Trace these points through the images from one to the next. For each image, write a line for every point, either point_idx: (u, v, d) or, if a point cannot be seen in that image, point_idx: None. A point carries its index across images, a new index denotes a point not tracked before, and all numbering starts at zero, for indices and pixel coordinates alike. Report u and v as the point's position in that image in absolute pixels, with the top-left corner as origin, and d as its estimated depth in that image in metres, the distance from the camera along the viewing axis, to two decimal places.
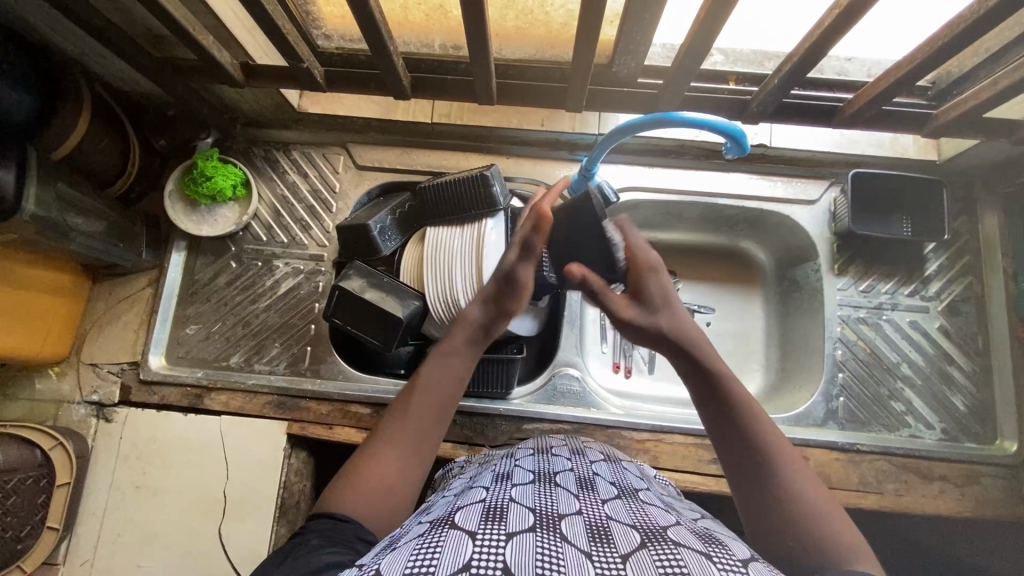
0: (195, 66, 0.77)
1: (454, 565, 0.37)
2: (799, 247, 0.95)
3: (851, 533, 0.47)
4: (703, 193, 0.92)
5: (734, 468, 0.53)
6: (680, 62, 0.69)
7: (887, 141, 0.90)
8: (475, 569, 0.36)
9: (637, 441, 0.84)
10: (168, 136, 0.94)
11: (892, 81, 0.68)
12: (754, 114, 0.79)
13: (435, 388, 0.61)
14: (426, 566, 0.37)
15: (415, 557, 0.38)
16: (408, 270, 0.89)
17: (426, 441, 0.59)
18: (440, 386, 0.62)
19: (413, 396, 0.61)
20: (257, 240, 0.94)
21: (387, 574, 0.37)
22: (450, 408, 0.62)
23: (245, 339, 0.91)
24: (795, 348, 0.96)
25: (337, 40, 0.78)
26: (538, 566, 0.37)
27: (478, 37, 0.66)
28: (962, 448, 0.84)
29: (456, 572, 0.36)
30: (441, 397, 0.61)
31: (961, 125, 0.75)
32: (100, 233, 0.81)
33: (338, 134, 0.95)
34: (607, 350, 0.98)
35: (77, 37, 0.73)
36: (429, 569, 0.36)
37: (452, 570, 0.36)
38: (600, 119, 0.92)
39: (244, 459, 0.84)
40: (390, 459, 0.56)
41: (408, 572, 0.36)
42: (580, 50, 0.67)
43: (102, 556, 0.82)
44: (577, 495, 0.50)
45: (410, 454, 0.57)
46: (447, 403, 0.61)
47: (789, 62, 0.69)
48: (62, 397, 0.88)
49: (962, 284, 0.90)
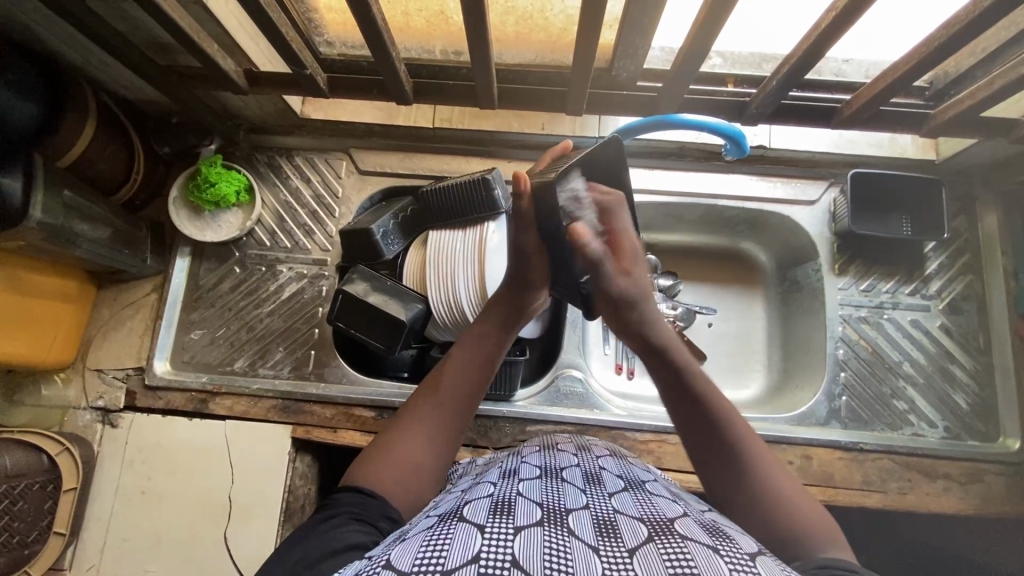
0: (200, 74, 0.78)
1: (463, 557, 0.37)
2: (800, 247, 0.95)
3: (821, 519, 0.49)
4: (704, 194, 0.92)
5: (706, 458, 0.54)
6: (679, 66, 0.70)
7: (886, 141, 0.91)
8: (484, 561, 0.37)
9: (641, 442, 0.85)
10: (172, 143, 0.92)
11: (889, 81, 0.69)
12: (753, 115, 0.80)
13: (466, 373, 0.62)
14: (435, 558, 0.37)
15: (424, 549, 0.39)
16: (411, 273, 0.90)
17: (454, 425, 0.59)
18: (468, 373, 0.61)
19: (444, 380, 0.61)
20: (260, 245, 0.95)
21: (396, 565, 0.37)
22: (478, 395, 0.62)
23: (249, 343, 0.91)
24: (796, 348, 0.96)
25: (340, 46, 0.79)
26: (547, 560, 0.37)
27: (479, 42, 0.66)
28: (964, 446, 0.84)
29: (465, 564, 0.36)
30: (470, 385, 0.61)
31: (960, 124, 0.75)
32: (106, 239, 0.82)
33: (341, 139, 0.96)
34: (609, 352, 0.98)
35: (84, 47, 0.74)
36: (438, 560, 0.37)
37: (460, 562, 0.37)
38: (600, 122, 0.93)
39: (249, 464, 0.84)
40: (420, 439, 0.57)
41: (417, 565, 0.36)
42: (580, 55, 0.68)
43: (107, 561, 0.82)
44: (583, 490, 0.51)
45: (434, 438, 0.57)
46: (477, 389, 0.62)
47: (787, 64, 0.70)
48: (68, 403, 0.89)
49: (963, 282, 0.90)
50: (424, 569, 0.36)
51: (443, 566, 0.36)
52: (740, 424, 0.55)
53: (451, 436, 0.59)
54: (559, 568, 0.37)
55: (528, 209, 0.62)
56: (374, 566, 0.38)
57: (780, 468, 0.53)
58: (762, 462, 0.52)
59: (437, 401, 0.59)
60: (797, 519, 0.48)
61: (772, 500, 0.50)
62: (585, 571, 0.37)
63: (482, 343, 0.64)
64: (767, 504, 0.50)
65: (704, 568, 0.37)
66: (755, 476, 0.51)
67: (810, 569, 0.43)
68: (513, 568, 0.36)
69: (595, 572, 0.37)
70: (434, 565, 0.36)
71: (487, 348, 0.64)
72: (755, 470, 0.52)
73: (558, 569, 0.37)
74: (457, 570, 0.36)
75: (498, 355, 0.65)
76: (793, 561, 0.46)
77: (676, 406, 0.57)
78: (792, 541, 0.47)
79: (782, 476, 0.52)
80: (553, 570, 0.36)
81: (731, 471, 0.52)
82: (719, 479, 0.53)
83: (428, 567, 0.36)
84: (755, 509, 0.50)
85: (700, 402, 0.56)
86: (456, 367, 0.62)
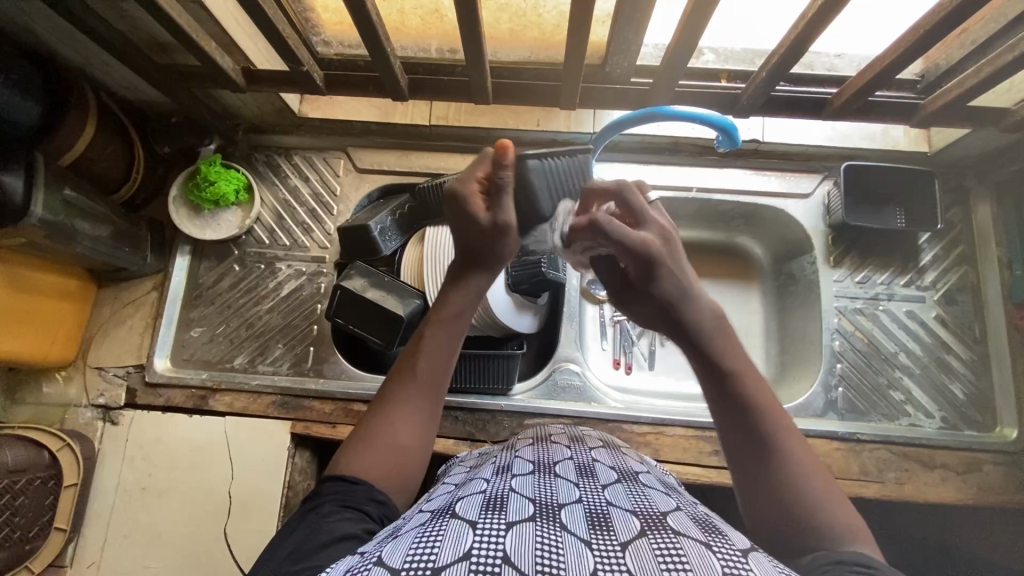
0: (199, 73, 0.78)
1: (454, 554, 0.37)
2: (794, 241, 0.96)
3: (850, 517, 0.50)
4: (699, 188, 0.93)
5: (738, 438, 0.56)
6: (670, 59, 0.71)
7: (879, 134, 0.92)
8: (475, 557, 0.37)
9: (638, 434, 0.85)
10: (172, 143, 0.95)
11: (878, 70, 0.70)
12: (745, 107, 0.80)
13: (435, 352, 0.61)
14: (426, 555, 0.37)
15: (416, 546, 0.39)
16: (408, 269, 0.91)
17: (430, 404, 0.59)
18: (442, 343, 0.62)
19: (419, 365, 0.60)
20: (259, 243, 0.95)
21: (387, 562, 0.38)
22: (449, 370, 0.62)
23: (248, 341, 0.92)
24: (793, 341, 0.96)
25: (336, 46, 0.80)
26: (538, 557, 0.38)
27: (472, 39, 0.67)
28: (963, 436, 0.84)
29: (456, 560, 0.37)
30: (442, 365, 0.61)
31: (950, 113, 0.76)
32: (106, 238, 0.83)
33: (338, 138, 0.97)
34: (607, 347, 0.99)
35: (83, 47, 0.75)
36: (429, 558, 0.37)
37: (451, 559, 0.37)
38: (594, 118, 0.94)
39: (250, 460, 0.84)
40: (401, 423, 0.57)
41: (409, 562, 0.37)
42: (572, 50, 0.69)
43: (108, 557, 0.82)
44: (577, 483, 0.51)
45: (418, 414, 0.58)
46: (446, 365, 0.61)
47: (775, 54, 0.70)
48: (68, 401, 0.89)
49: (957, 273, 0.91)
50: (415, 566, 0.36)
51: (434, 564, 0.36)
52: (775, 405, 0.56)
53: (434, 403, 0.60)
54: (551, 565, 0.37)
55: (505, 179, 0.59)
56: (366, 563, 0.38)
57: (810, 452, 0.54)
58: (795, 453, 0.53)
59: (414, 379, 0.59)
60: (824, 517, 0.50)
61: (802, 496, 0.51)
62: (577, 568, 0.37)
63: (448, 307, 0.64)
64: (788, 496, 0.51)
65: (696, 566, 0.37)
66: (790, 473, 0.52)
67: (827, 565, 0.44)
68: (504, 564, 0.37)
69: (588, 570, 0.37)
70: (425, 562, 0.37)
71: (455, 310, 0.64)
72: (788, 458, 0.53)
73: (550, 566, 0.37)
74: (447, 566, 0.36)
75: (468, 315, 0.65)
76: (809, 556, 0.47)
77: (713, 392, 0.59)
78: (806, 535, 0.49)
79: (811, 462, 0.53)
80: (543, 566, 0.37)
81: (760, 460, 0.54)
82: (750, 465, 0.54)
83: (418, 564, 0.36)
84: (786, 506, 0.51)
85: (731, 375, 0.58)
86: (432, 346, 0.61)
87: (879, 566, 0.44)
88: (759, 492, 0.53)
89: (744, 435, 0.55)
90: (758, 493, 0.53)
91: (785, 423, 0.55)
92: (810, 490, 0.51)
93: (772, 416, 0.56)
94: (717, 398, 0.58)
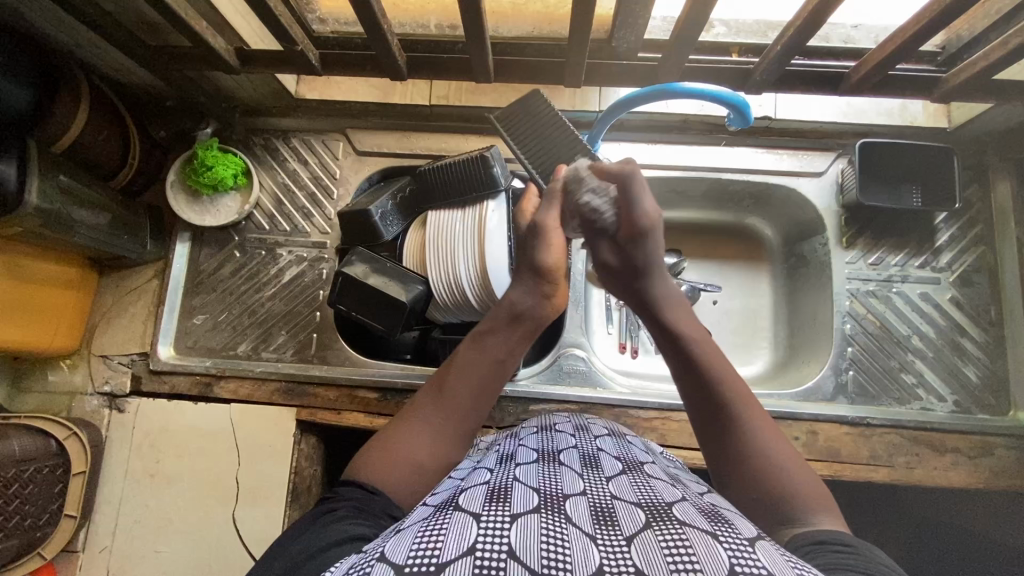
0: (189, 53, 0.76)
1: (458, 549, 0.37)
2: (806, 221, 0.93)
3: (817, 492, 0.50)
4: (708, 168, 0.90)
5: (703, 419, 0.58)
6: (679, 34, 0.68)
7: (896, 109, 0.88)
8: (479, 552, 0.36)
9: (645, 419, 0.84)
10: (167, 128, 0.94)
11: (900, 43, 0.66)
12: (759, 83, 0.77)
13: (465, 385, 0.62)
14: (429, 551, 0.37)
15: (419, 541, 0.39)
16: (411, 255, 0.89)
17: (453, 433, 0.60)
18: (477, 374, 0.63)
19: (452, 389, 0.61)
20: (259, 229, 0.94)
21: (390, 558, 0.37)
22: (489, 395, 0.64)
23: (251, 328, 0.91)
24: (803, 324, 0.94)
25: (333, 23, 0.78)
26: (544, 551, 0.37)
27: (473, 14, 0.65)
28: (974, 419, 0.83)
29: (460, 556, 0.36)
30: (475, 391, 0.62)
31: (972, 88, 0.73)
32: (103, 225, 0.82)
33: (337, 120, 0.94)
34: (613, 331, 0.97)
35: (73, 28, 0.73)
36: (433, 553, 0.36)
37: (455, 554, 0.36)
38: (601, 96, 0.91)
39: (255, 448, 0.85)
40: (423, 442, 0.57)
41: (412, 557, 0.36)
42: (577, 25, 0.66)
43: (119, 543, 0.83)
44: (581, 473, 0.50)
45: (441, 439, 0.59)
46: (488, 391, 0.63)
47: (790, 27, 0.67)
48: (75, 389, 0.90)
49: (973, 254, 0.88)
50: (418, 562, 0.36)
51: (437, 560, 0.36)
52: (741, 391, 0.58)
53: (459, 433, 0.60)
54: (557, 558, 0.36)
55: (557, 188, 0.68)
56: (368, 560, 0.38)
57: (775, 430, 0.56)
58: (750, 409, 0.57)
59: (443, 404, 0.61)
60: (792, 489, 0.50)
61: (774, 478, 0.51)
62: (584, 561, 0.36)
63: (491, 347, 0.65)
64: (761, 474, 0.52)
65: (705, 558, 0.36)
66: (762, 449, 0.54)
67: (808, 547, 0.44)
68: (509, 559, 0.36)
69: (594, 562, 0.36)
70: (428, 558, 0.36)
71: (497, 351, 0.65)
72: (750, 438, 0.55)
73: (556, 559, 0.36)
74: (452, 562, 0.36)
75: (510, 357, 0.66)
76: (788, 529, 0.47)
77: (686, 388, 0.60)
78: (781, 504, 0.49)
79: (776, 440, 0.55)
80: (550, 561, 0.36)
81: (723, 437, 0.56)
82: (719, 447, 0.56)
83: (422, 560, 0.36)
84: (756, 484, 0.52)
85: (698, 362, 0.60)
86: (465, 373, 0.63)
87: (855, 542, 0.44)
88: (723, 454, 0.55)
89: (710, 415, 0.57)
90: (730, 472, 0.54)
91: (755, 411, 0.57)
92: (785, 470, 0.52)
93: (734, 395, 0.58)
94: (687, 381, 0.60)
